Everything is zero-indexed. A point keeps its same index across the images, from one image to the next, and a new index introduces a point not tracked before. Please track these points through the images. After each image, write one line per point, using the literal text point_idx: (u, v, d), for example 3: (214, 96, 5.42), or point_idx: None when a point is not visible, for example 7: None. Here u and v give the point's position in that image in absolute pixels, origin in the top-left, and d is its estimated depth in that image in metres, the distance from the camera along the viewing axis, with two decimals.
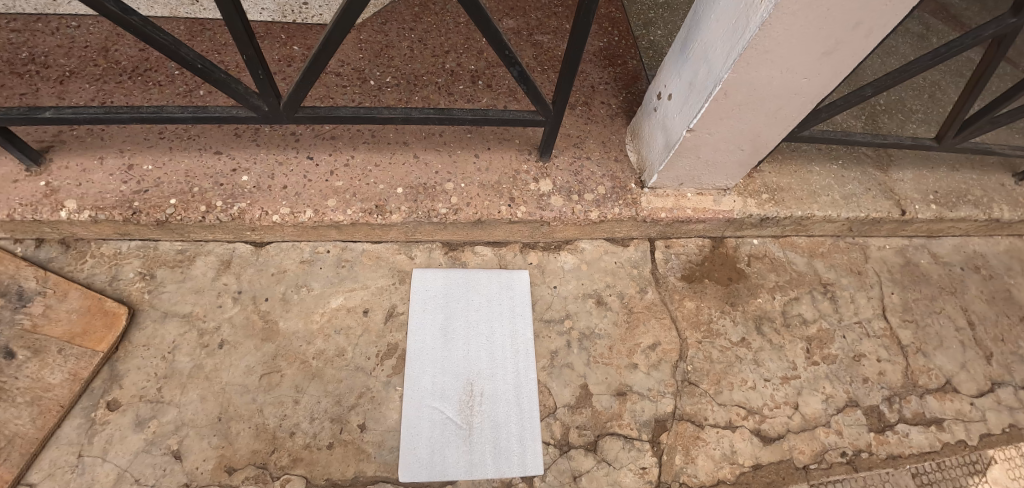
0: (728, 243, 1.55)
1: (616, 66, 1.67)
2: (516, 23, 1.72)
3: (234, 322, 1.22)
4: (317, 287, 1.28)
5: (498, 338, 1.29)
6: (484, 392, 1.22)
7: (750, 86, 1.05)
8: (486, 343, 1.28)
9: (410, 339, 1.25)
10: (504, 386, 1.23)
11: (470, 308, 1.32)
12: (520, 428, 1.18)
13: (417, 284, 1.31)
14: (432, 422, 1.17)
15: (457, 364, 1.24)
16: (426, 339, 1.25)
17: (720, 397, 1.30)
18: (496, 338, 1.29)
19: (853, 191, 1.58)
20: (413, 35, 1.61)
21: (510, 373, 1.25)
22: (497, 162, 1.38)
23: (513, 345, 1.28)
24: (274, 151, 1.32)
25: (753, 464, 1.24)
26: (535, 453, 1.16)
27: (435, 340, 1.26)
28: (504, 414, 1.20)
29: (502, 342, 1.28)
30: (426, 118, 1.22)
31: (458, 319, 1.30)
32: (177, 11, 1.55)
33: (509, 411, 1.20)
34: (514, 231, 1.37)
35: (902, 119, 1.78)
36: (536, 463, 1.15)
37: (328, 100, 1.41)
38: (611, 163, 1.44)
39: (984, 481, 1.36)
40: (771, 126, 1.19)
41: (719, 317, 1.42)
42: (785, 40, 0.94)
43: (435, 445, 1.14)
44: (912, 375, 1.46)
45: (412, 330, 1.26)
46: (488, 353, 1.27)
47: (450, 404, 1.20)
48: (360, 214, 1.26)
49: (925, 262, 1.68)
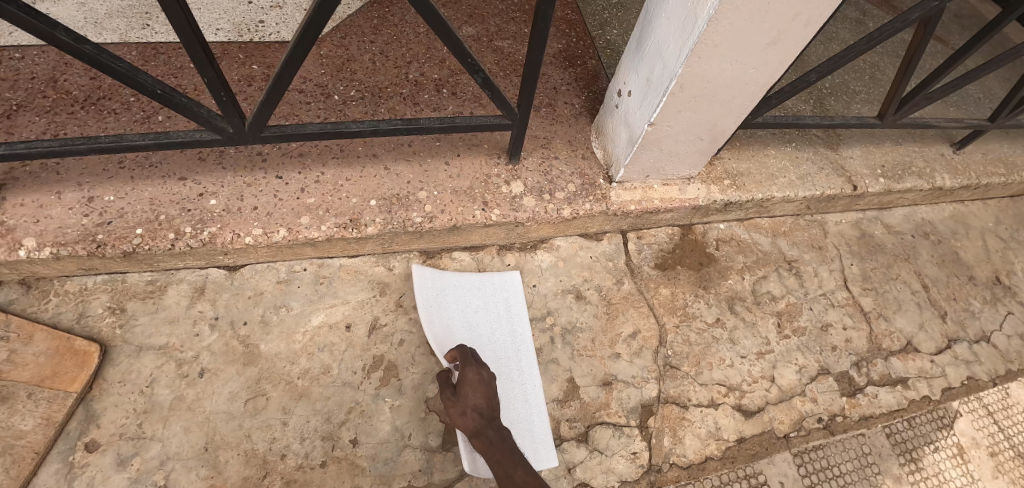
0: (696, 230, 1.60)
1: (576, 67, 1.71)
2: (475, 30, 1.75)
3: (213, 349, 1.20)
4: (297, 306, 1.27)
5: (499, 338, 1.30)
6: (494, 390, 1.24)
7: (704, 79, 1.10)
8: (488, 344, 1.29)
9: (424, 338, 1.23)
10: (510, 385, 1.25)
11: (468, 309, 1.32)
12: (531, 424, 1.20)
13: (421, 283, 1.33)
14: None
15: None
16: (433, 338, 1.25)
17: (701, 378, 1.36)
18: (497, 338, 1.30)
19: (807, 171, 1.66)
20: (374, 48, 1.62)
21: (515, 371, 1.26)
22: (468, 168, 1.39)
23: (514, 344, 1.30)
24: (241, 173, 1.30)
25: (737, 438, 1.30)
26: (547, 447, 1.18)
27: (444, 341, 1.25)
28: (515, 412, 1.21)
29: (504, 341, 1.30)
30: (394, 129, 1.21)
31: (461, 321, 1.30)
32: (128, 36, 1.52)
33: (519, 409, 1.22)
34: (489, 234, 1.39)
35: (847, 100, 1.89)
36: (549, 456, 1.18)
37: (294, 118, 1.41)
38: (579, 161, 1.47)
39: (953, 433, 1.46)
40: (727, 115, 1.25)
41: (694, 300, 1.47)
42: (732, 34, 0.99)
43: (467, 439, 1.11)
44: (876, 339, 1.55)
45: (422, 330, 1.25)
46: (492, 353, 1.28)
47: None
48: (335, 229, 1.25)
49: (880, 233, 1.78)
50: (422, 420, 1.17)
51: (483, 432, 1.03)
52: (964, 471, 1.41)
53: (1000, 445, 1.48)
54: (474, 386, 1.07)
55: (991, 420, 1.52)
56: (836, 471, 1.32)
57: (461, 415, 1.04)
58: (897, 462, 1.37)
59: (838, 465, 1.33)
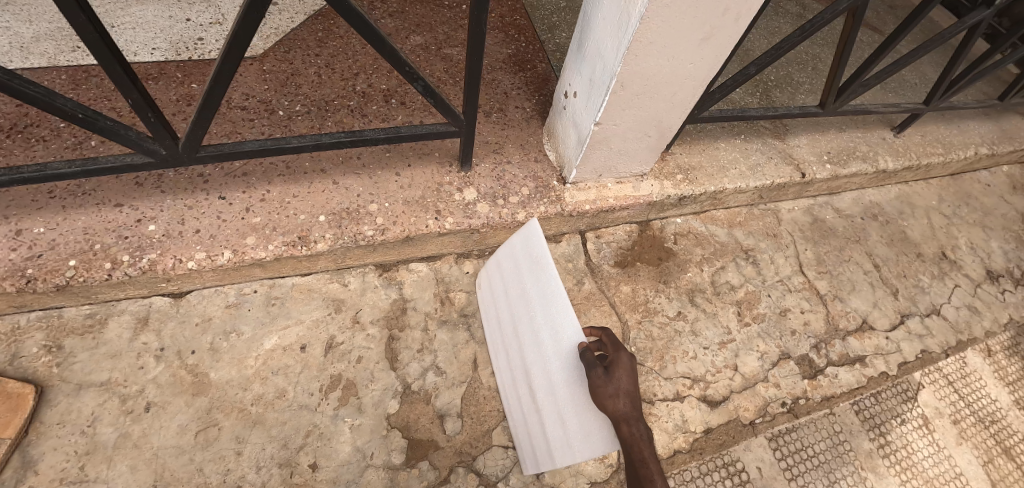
0: (654, 225, 1.62)
1: (526, 71, 1.71)
2: (423, 39, 1.73)
3: (160, 381, 1.15)
4: (248, 331, 1.22)
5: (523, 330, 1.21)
6: (532, 378, 1.13)
7: (644, 76, 1.12)
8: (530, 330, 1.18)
9: (546, 280, 1.09)
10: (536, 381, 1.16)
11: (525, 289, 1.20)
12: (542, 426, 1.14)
13: (524, 233, 1.18)
14: (578, 389, 1.03)
15: (533, 335, 1.14)
16: (540, 288, 1.11)
17: (665, 372, 1.36)
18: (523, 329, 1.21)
19: (757, 161, 1.69)
20: (320, 61, 1.58)
21: None
22: (420, 177, 1.36)
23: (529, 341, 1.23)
24: (182, 196, 1.25)
25: (704, 429, 1.31)
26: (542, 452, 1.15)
27: (536, 298, 1.13)
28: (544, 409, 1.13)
29: None
30: (338, 142, 1.18)
31: (515, 292, 1.20)
32: (56, 59, 1.45)
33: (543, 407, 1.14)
34: (446, 243, 1.37)
35: (792, 91, 1.94)
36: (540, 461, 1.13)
37: (236, 136, 1.36)
38: (532, 164, 1.47)
39: (917, 405, 1.51)
40: (671, 111, 1.26)
41: (655, 296, 1.48)
42: (665, 30, 1.00)
43: (596, 414, 1.01)
44: (833, 320, 1.59)
45: (541, 274, 1.11)
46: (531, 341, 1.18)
47: (550, 369, 1.08)
48: (283, 247, 1.21)
49: (831, 217, 1.83)
50: (384, 438, 1.14)
51: (633, 420, 0.94)
52: (930, 441, 1.45)
53: (962, 412, 1.53)
54: (628, 372, 0.98)
55: (951, 389, 1.58)
56: (810, 452, 1.35)
57: (612, 398, 0.95)
58: (867, 438, 1.41)
59: (812, 445, 1.36)
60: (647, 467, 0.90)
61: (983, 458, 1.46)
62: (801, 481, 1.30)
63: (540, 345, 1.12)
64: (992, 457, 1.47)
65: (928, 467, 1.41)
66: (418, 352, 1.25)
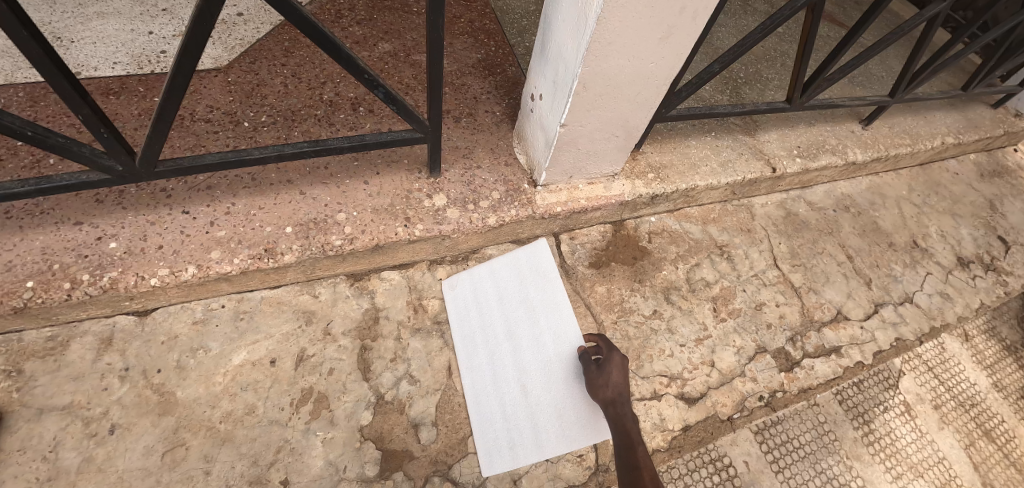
0: (628, 225, 1.62)
1: (496, 75, 1.71)
2: (392, 46, 1.72)
3: (124, 402, 1.12)
4: (215, 347, 1.20)
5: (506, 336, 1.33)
6: (525, 377, 1.28)
7: (605, 77, 1.12)
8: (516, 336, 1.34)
9: (551, 294, 1.40)
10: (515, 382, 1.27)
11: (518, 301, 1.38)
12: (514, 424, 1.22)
13: (530, 254, 1.46)
14: (573, 385, 1.28)
15: (531, 339, 1.33)
16: (547, 299, 1.39)
17: (642, 371, 1.36)
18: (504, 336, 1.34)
19: (728, 157, 1.70)
20: (286, 71, 1.56)
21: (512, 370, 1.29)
22: (389, 185, 1.35)
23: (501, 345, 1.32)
24: (144, 211, 1.22)
25: (682, 426, 1.31)
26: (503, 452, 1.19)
27: (541, 308, 1.38)
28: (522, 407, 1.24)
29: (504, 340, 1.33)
30: (301, 153, 1.17)
31: (515, 301, 1.38)
32: (13, 76, 1.42)
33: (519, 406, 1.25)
34: (417, 250, 1.36)
35: (761, 87, 1.96)
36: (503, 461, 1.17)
37: (200, 149, 1.34)
38: (502, 168, 1.46)
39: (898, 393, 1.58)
40: (637, 111, 1.27)
41: (630, 295, 1.48)
42: (622, 31, 1.01)
43: (588, 404, 1.25)
44: (808, 313, 1.60)
45: (546, 288, 1.41)
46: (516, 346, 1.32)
47: (549, 369, 1.30)
48: (249, 261, 1.19)
49: (804, 211, 1.85)
50: (358, 450, 1.13)
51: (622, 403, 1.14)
52: (913, 427, 1.53)
53: (942, 398, 1.63)
54: (619, 366, 1.18)
55: (930, 375, 1.66)
56: (796, 443, 1.41)
57: (604, 387, 1.17)
58: (851, 426, 1.48)
59: (799, 437, 1.42)
60: (631, 438, 1.08)
61: (965, 442, 1.56)
62: (787, 473, 1.35)
63: (538, 349, 1.32)
64: (973, 440, 1.57)
65: (911, 453, 1.48)
66: (391, 361, 1.24)
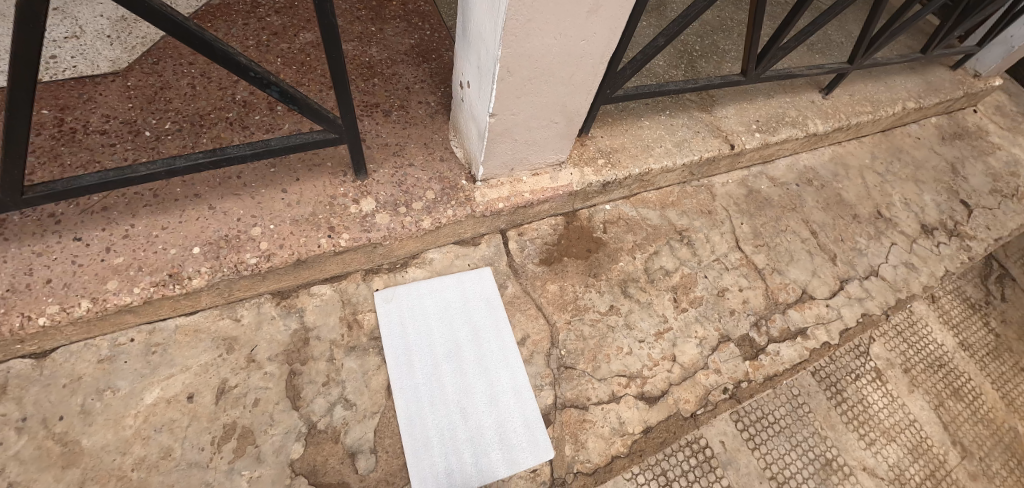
0: (581, 215, 1.52)
1: (430, 62, 1.56)
2: (314, 36, 1.56)
3: (21, 458, 0.99)
4: (125, 387, 1.08)
5: (446, 356, 1.23)
6: (466, 400, 1.19)
7: (531, 58, 1.01)
8: (457, 356, 1.24)
9: (496, 312, 1.31)
10: (455, 404, 1.18)
11: (459, 320, 1.29)
12: (452, 450, 1.13)
13: (474, 275, 1.35)
14: (514, 411, 1.20)
15: (473, 359, 1.24)
16: (490, 320, 1.30)
17: (599, 373, 1.29)
18: (443, 355, 1.23)
19: (684, 137, 1.60)
20: (194, 70, 1.41)
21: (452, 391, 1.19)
22: (310, 191, 1.23)
23: (440, 366, 1.22)
24: (29, 241, 1.07)
25: (642, 428, 1.25)
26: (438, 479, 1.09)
27: (486, 329, 1.29)
28: (463, 430, 1.16)
29: (444, 360, 1.23)
30: (196, 165, 1.05)
31: (457, 320, 1.29)
32: None
33: (459, 430, 1.16)
34: (347, 261, 1.25)
35: (717, 60, 1.86)
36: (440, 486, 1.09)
37: (94, 166, 1.20)
38: (437, 164, 1.35)
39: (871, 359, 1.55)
40: (574, 94, 1.16)
41: (585, 291, 1.39)
42: (541, 6, 0.89)
43: (531, 431, 1.18)
44: (773, 295, 1.54)
45: (491, 306, 1.32)
46: (457, 366, 1.23)
47: (494, 390, 1.21)
48: (151, 289, 1.07)
49: (766, 187, 1.77)
50: None
51: None
52: (884, 393, 1.50)
53: (912, 361, 1.59)
54: None
55: (900, 339, 1.62)
56: (770, 419, 1.37)
57: None
58: (824, 396, 1.44)
59: (773, 412, 1.38)
60: None
61: (934, 403, 1.53)
62: (763, 449, 1.32)
63: (482, 369, 1.23)
64: (942, 401, 1.54)
65: (884, 418, 1.45)
66: (323, 385, 1.14)
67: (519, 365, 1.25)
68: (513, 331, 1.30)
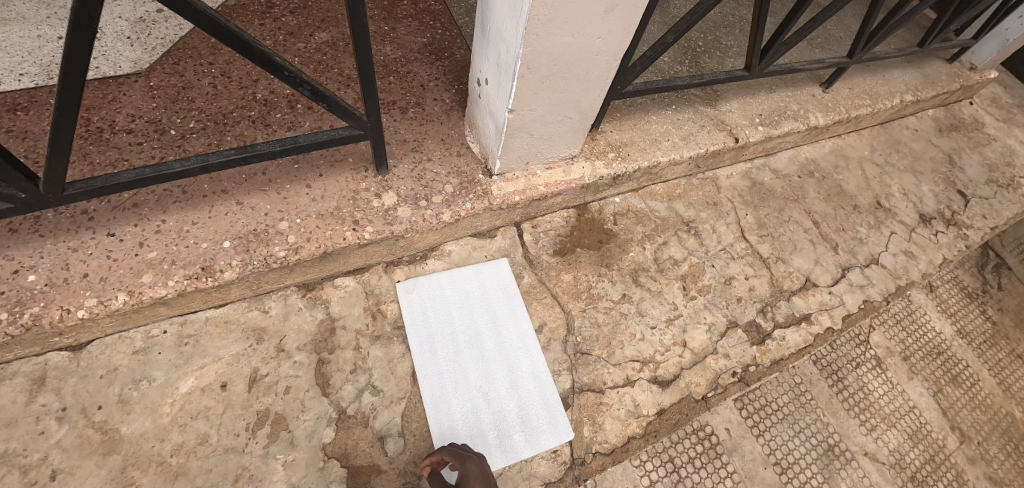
0: (592, 208, 1.57)
1: (443, 60, 1.60)
2: (330, 35, 1.60)
3: (63, 446, 1.03)
4: (160, 377, 1.12)
5: (467, 343, 1.28)
6: (488, 385, 1.24)
7: (549, 56, 1.05)
8: (478, 343, 1.29)
9: (514, 301, 1.35)
10: (477, 389, 1.23)
11: (478, 309, 1.33)
12: (476, 432, 1.18)
13: (491, 266, 1.39)
14: (534, 395, 1.25)
15: (493, 346, 1.29)
16: (509, 309, 1.34)
17: (613, 358, 1.33)
18: (464, 343, 1.28)
19: (690, 130, 1.65)
20: (214, 70, 1.44)
21: (474, 377, 1.24)
22: (333, 187, 1.27)
23: (462, 354, 1.27)
24: (65, 237, 1.11)
25: (656, 411, 1.30)
26: None
27: (504, 318, 1.33)
28: (487, 414, 1.21)
29: (466, 347, 1.28)
30: (228, 161, 1.08)
31: (477, 309, 1.33)
32: None
33: (482, 413, 1.20)
34: (370, 254, 1.29)
35: (720, 56, 1.91)
36: None
37: (123, 163, 1.24)
38: (455, 159, 1.39)
39: (870, 348, 1.60)
40: (589, 90, 1.21)
41: (598, 281, 1.44)
42: (562, 7, 0.94)
43: (551, 413, 1.23)
44: (777, 283, 1.59)
45: (508, 295, 1.36)
46: (479, 353, 1.28)
47: (514, 375, 1.26)
48: (185, 282, 1.11)
49: (769, 179, 1.82)
50: (322, 470, 1.08)
51: None
52: (885, 380, 1.55)
53: (911, 349, 1.65)
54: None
55: (898, 328, 1.68)
56: (774, 407, 1.41)
57: None
58: (827, 384, 1.49)
59: (777, 400, 1.43)
60: None
61: (934, 389, 1.59)
62: (768, 436, 1.36)
63: (502, 355, 1.28)
64: (941, 387, 1.60)
65: (885, 405, 1.51)
66: (351, 373, 1.18)
67: (537, 351, 1.30)
68: (531, 319, 1.34)
